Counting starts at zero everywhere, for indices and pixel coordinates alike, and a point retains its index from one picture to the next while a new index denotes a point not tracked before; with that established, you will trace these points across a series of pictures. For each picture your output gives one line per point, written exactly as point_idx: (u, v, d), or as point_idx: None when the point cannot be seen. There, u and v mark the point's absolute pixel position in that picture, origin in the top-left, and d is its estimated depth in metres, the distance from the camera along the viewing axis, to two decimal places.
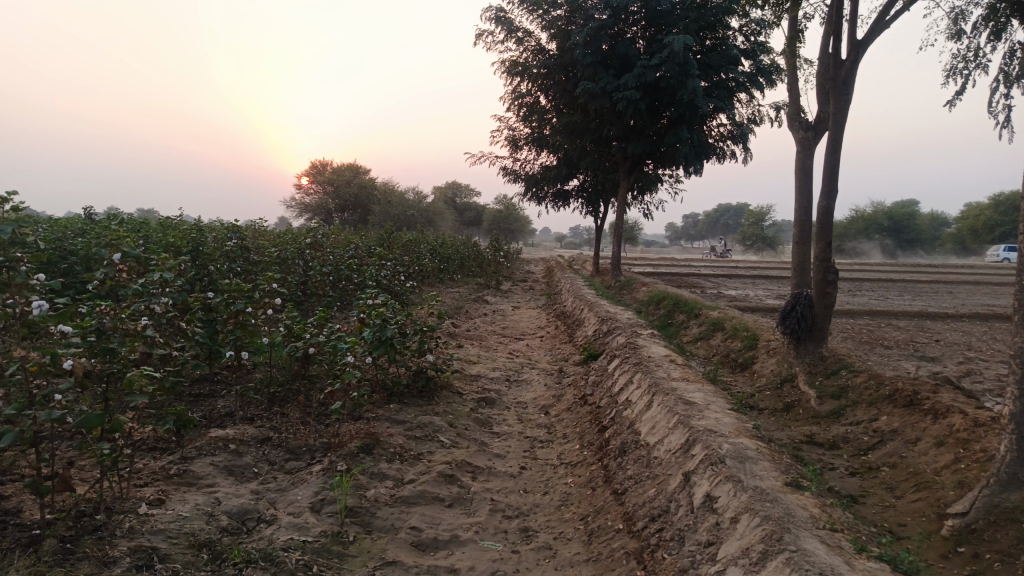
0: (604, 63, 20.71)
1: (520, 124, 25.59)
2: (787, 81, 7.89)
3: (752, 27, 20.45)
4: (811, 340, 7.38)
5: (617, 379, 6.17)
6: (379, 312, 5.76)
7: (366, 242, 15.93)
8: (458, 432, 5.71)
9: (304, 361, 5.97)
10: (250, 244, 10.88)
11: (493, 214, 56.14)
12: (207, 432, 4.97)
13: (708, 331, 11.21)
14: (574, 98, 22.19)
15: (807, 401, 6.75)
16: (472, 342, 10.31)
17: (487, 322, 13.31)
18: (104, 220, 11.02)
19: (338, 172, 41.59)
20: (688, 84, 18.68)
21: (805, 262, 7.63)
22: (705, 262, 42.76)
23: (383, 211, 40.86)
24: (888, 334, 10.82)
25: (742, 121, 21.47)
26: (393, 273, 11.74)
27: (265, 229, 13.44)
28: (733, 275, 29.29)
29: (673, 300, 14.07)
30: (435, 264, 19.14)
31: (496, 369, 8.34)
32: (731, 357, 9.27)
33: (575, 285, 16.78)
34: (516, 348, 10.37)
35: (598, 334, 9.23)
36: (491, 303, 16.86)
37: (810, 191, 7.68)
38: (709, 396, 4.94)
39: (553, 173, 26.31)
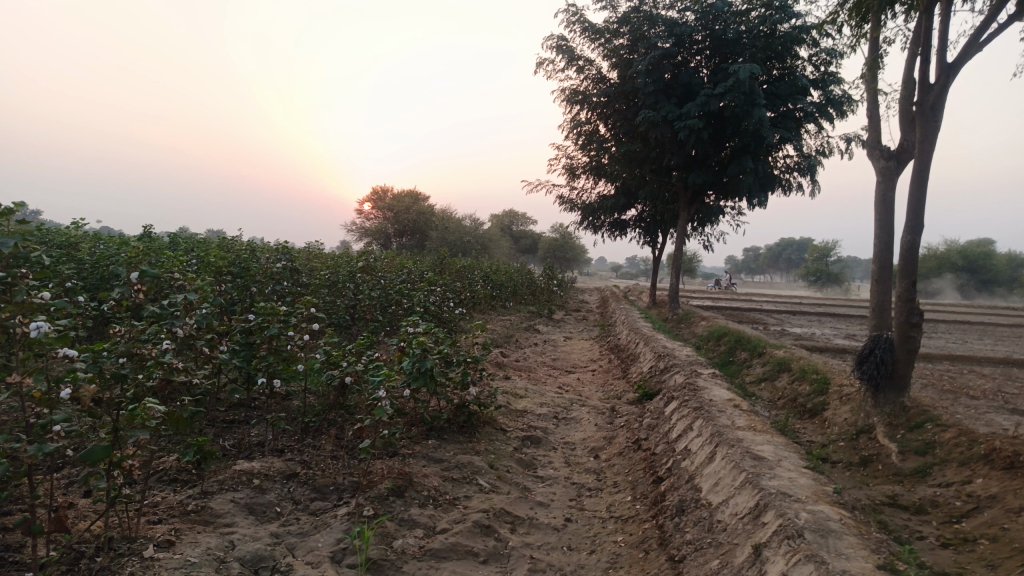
0: (666, 91, 20.29)
1: (578, 152, 25.30)
2: (866, 106, 7.33)
3: (822, 56, 19.75)
4: (891, 387, 6.71)
5: (675, 424, 5.65)
6: (421, 342, 5.42)
7: (419, 267, 15.77)
8: (499, 474, 5.28)
9: (340, 390, 5.66)
10: (300, 267, 10.77)
11: (549, 243, 55.87)
12: (232, 464, 4.68)
13: (773, 372, 10.53)
14: (634, 127, 21.79)
15: (887, 457, 6.08)
16: (521, 374, 9.88)
17: (537, 353, 12.90)
18: (161, 239, 11.11)
19: (397, 198, 42.03)
20: (754, 113, 18.07)
21: (885, 302, 7.00)
22: (767, 297, 41.37)
23: (440, 237, 41.02)
24: (974, 382, 9.93)
25: (810, 152, 20.68)
26: (444, 300, 11.46)
27: (319, 251, 13.40)
28: (797, 312, 28.13)
29: (734, 336, 13.39)
30: (487, 291, 18.88)
31: (544, 405, 7.90)
32: (799, 401, 8.61)
33: (630, 318, 16.24)
34: (566, 382, 9.91)
35: (655, 371, 8.71)
36: (544, 333, 16.44)
37: (892, 225, 7.07)
38: (780, 450, 4.40)
39: (611, 202, 25.87)
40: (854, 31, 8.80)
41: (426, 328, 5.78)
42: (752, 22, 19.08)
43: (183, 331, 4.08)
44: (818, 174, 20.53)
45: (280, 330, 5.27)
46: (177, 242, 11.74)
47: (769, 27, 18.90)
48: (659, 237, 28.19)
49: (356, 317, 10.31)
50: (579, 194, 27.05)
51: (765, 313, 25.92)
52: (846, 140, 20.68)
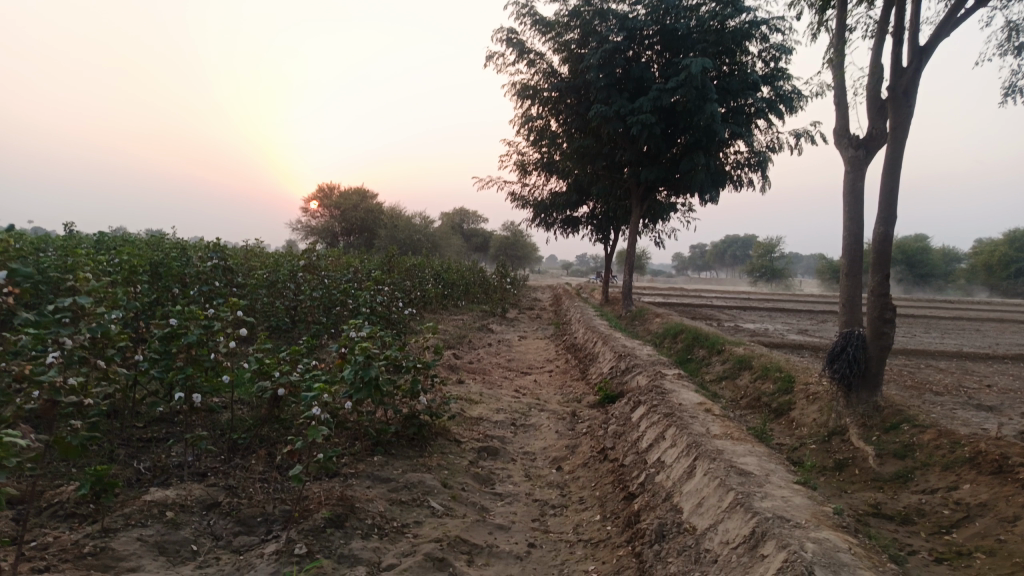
0: (618, 86, 20.00)
1: (530, 148, 24.86)
2: (834, 92, 7.04)
3: (772, 52, 19.72)
4: (864, 387, 6.40)
5: (645, 432, 5.19)
6: (364, 348, 4.84)
7: (367, 265, 15.11)
8: (454, 494, 4.73)
9: (273, 403, 5.04)
10: (235, 266, 10.02)
11: (500, 241, 55.40)
12: (142, 495, 4.04)
13: (734, 370, 10.24)
14: (586, 122, 21.46)
15: (864, 461, 5.75)
16: (474, 377, 9.34)
17: (491, 353, 12.41)
18: (80, 238, 10.21)
19: (345, 196, 40.98)
20: (706, 108, 17.90)
21: (856, 297, 6.70)
22: (716, 293, 41.72)
23: (389, 235, 40.15)
24: (935, 378, 9.81)
25: (761, 147, 20.66)
26: (392, 300, 10.85)
27: (257, 250, 12.61)
28: (748, 307, 28.29)
29: (691, 333, 13.13)
30: (439, 290, 18.31)
31: (499, 410, 7.38)
32: (764, 401, 8.31)
33: (585, 315, 15.90)
34: (523, 384, 9.41)
35: (616, 372, 8.28)
36: (497, 332, 15.94)
37: (862, 217, 6.78)
38: (765, 463, 3.98)
39: (563, 199, 25.53)
40: (817, 18, 8.52)
41: (371, 331, 5.21)
42: (703, 16, 18.91)
43: (72, 342, 3.40)
44: (769, 170, 20.52)
45: (200, 336, 4.64)
46: (99, 242, 10.84)
47: (719, 21, 18.75)
48: (611, 234, 27.98)
49: (297, 320, 9.65)
50: (531, 191, 26.63)
51: (716, 309, 25.96)
52: (796, 135, 20.73)
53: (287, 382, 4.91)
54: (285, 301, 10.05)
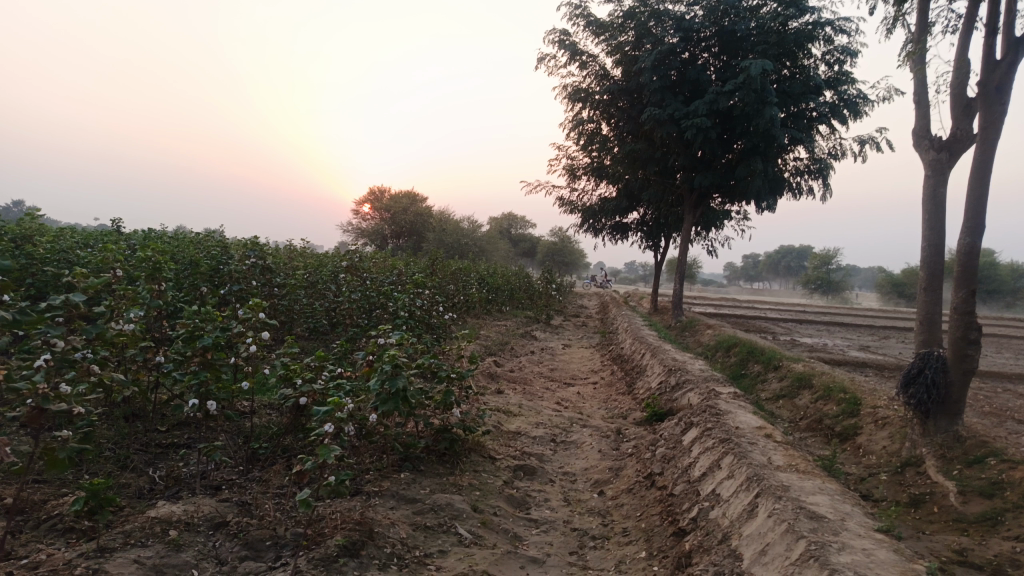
0: (672, 89, 19.40)
1: (580, 152, 24.38)
2: (914, 88, 6.44)
3: (836, 54, 18.85)
4: (943, 414, 5.76)
5: (698, 458, 4.70)
6: (391, 355, 4.47)
7: (411, 268, 14.89)
8: (484, 519, 4.33)
9: (296, 412, 4.72)
10: (277, 266, 9.83)
11: (547, 246, 54.98)
12: (147, 510, 3.75)
13: (792, 389, 9.60)
14: (638, 126, 20.90)
15: (944, 498, 5.13)
16: (515, 388, 8.94)
17: (534, 362, 12.01)
18: (125, 235, 10.19)
19: (395, 199, 41.17)
20: (765, 112, 17.17)
21: (935, 314, 6.07)
22: (769, 305, 40.44)
23: (437, 238, 40.16)
24: (1016, 404, 9.00)
25: (822, 154, 19.78)
26: (433, 305, 10.53)
27: (301, 250, 12.49)
28: (804, 321, 27.19)
29: (746, 347, 12.49)
30: (483, 295, 18.01)
31: (539, 425, 6.95)
32: (826, 425, 7.70)
33: (633, 325, 15.38)
34: (565, 396, 8.95)
35: (665, 388, 7.77)
36: (541, 340, 15.52)
37: (943, 226, 6.16)
38: (838, 504, 3.47)
39: (613, 205, 24.97)
40: (893, 11, 7.89)
41: (402, 334, 4.84)
42: (763, 17, 18.11)
43: (63, 344, 3.16)
44: (830, 177, 19.63)
45: (216, 339, 4.34)
46: (145, 238, 10.82)
47: (781, 24, 17.89)
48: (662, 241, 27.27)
49: (335, 323, 9.39)
50: (580, 196, 26.14)
51: (770, 321, 25.04)
52: (860, 141, 19.78)
53: (310, 390, 4.58)
54: (324, 304, 9.82)
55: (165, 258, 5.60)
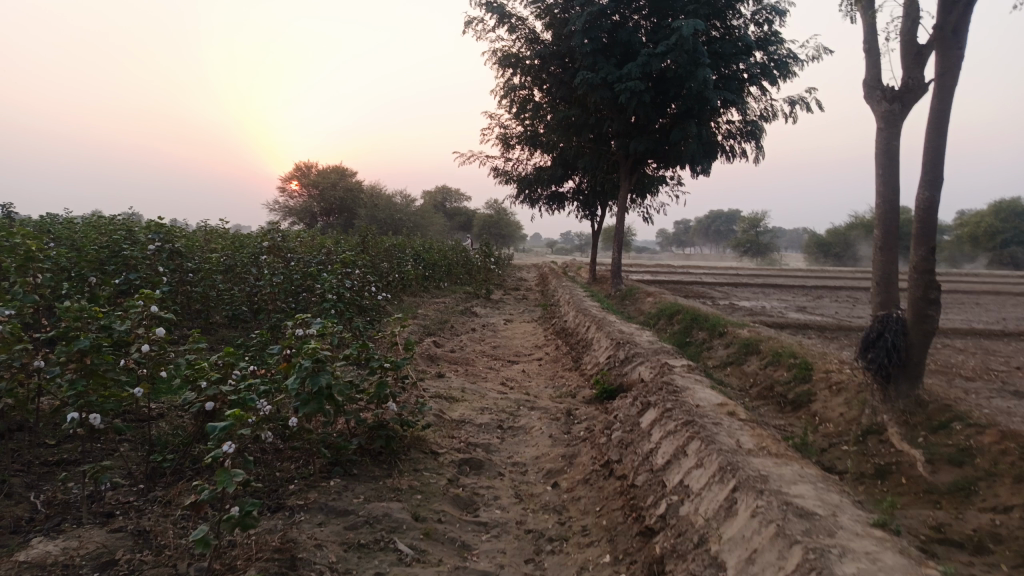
0: (605, 53, 18.95)
1: (513, 121, 23.77)
2: (864, 37, 6.13)
3: (765, 15, 18.75)
4: (904, 378, 5.55)
5: (659, 444, 4.29)
6: (311, 348, 3.88)
7: (341, 246, 14.13)
8: (429, 528, 3.84)
9: (202, 418, 4.07)
10: (188, 250, 8.99)
11: (483, 219, 54.33)
12: (15, 552, 3.08)
13: (740, 355, 9.40)
14: (571, 92, 20.40)
15: (912, 468, 4.90)
16: (456, 370, 8.42)
17: (475, 340, 11.53)
18: (11, 223, 9.11)
19: (323, 174, 39.71)
20: (698, 74, 16.93)
21: (891, 275, 5.83)
22: (704, 270, 40.99)
23: (369, 214, 39.02)
24: (957, 360, 9.02)
25: (754, 117, 19.76)
26: (364, 285, 9.87)
27: (218, 231, 11.56)
28: (739, 284, 27.53)
29: (688, 313, 12.33)
30: (418, 271, 17.36)
31: (484, 410, 6.46)
32: (778, 393, 7.50)
33: (573, 296, 15.04)
34: (509, 376, 8.50)
35: (614, 363, 7.39)
36: (481, 315, 15.02)
37: (898, 183, 5.88)
38: (825, 496, 3.12)
39: (548, 174, 24.51)
40: None
41: (323, 323, 4.24)
42: None
43: None
44: (763, 140, 19.64)
45: (95, 340, 3.64)
46: (37, 225, 9.76)
47: None
48: (598, 210, 27.03)
49: (256, 309, 8.64)
50: (514, 166, 25.57)
51: (707, 286, 25.22)
52: (790, 103, 19.82)
53: (217, 393, 3.94)
54: (243, 289, 9.05)
55: (39, 245, 4.81)
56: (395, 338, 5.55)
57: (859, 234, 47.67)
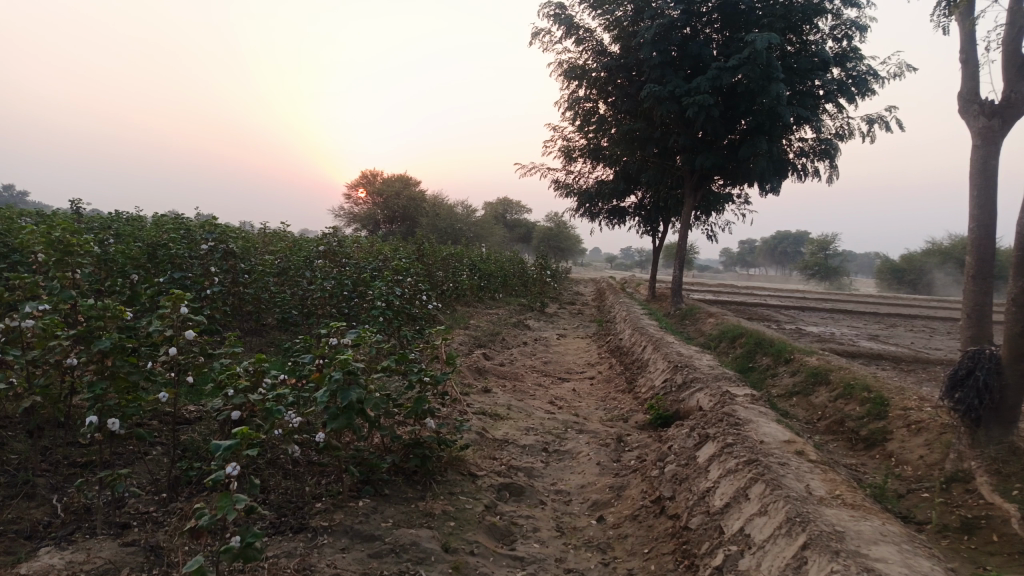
0: (673, 65, 18.50)
1: (576, 133, 23.47)
2: (961, 46, 5.60)
3: (845, 29, 17.96)
4: (996, 423, 4.95)
5: (718, 482, 3.89)
6: (342, 358, 3.63)
7: (398, 253, 14.06)
8: (458, 560, 3.54)
9: (228, 427, 3.89)
10: (244, 251, 9.00)
11: (543, 232, 54.08)
12: (20, 563, 2.92)
13: (807, 385, 8.82)
14: (636, 105, 19.99)
15: (1005, 525, 4.33)
16: (503, 385, 8.13)
17: (527, 354, 11.24)
18: (77, 218, 9.28)
19: (388, 183, 40.20)
20: (770, 89, 16.31)
21: (985, 307, 5.26)
22: (769, 292, 39.69)
23: (430, 224, 39.26)
24: None
25: (829, 134, 18.93)
26: (415, 294, 9.70)
27: (276, 234, 11.60)
28: (806, 308, 26.44)
29: (751, 337, 11.74)
30: (474, 282, 17.17)
31: (530, 431, 6.14)
32: (850, 429, 6.93)
33: (631, 313, 14.59)
34: (558, 394, 8.15)
35: (671, 388, 6.96)
36: (535, 329, 14.72)
37: (995, 205, 5.31)
38: (913, 562, 2.68)
39: (610, 188, 24.10)
40: None
41: (360, 332, 4.00)
42: None
43: None
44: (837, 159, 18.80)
45: (117, 341, 3.52)
46: (104, 222, 9.96)
47: None
48: (660, 226, 26.43)
49: (305, 313, 8.54)
50: (576, 179, 25.24)
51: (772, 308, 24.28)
52: (868, 121, 18.94)
53: (244, 401, 3.74)
54: (295, 293, 9.00)
55: (83, 240, 4.75)
56: (438, 350, 5.27)
57: (936, 262, 45.46)
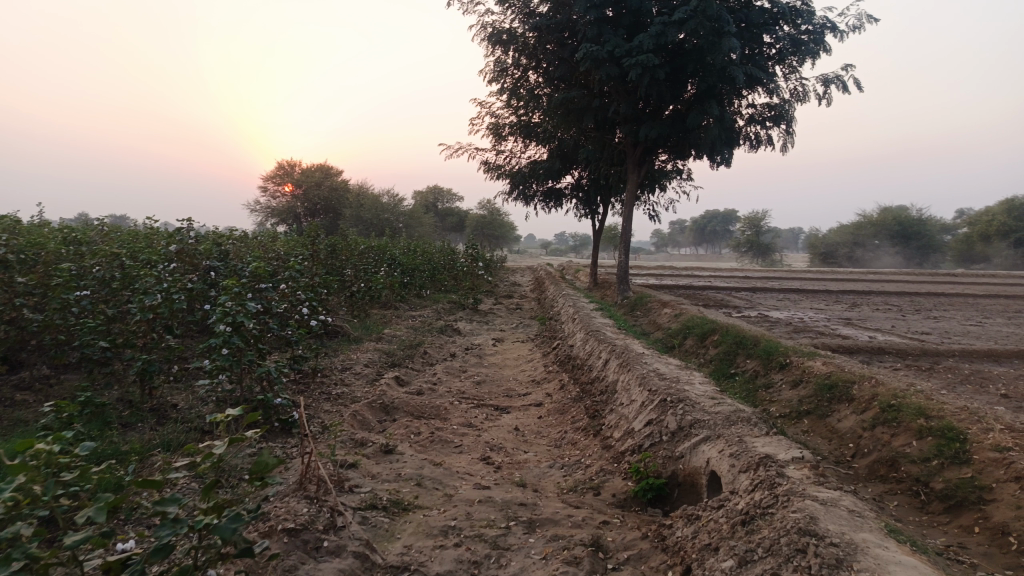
0: (610, 24, 16.22)
1: (505, 107, 21.05)
2: None
3: None
4: None
5: None
6: None
7: (292, 248, 11.36)
8: None
9: None
10: (36, 257, 6.27)
11: (476, 220, 51.52)
12: None
13: (820, 404, 6.73)
14: (570, 71, 17.70)
15: None
16: (413, 436, 5.66)
17: (453, 371, 8.83)
18: None
19: (306, 172, 36.87)
20: (722, 44, 14.18)
21: None
22: (710, 272, 38.17)
23: (355, 215, 36.22)
24: None
25: (783, 98, 17.07)
26: (293, 305, 7.12)
27: (117, 234, 8.79)
28: (757, 289, 24.78)
29: (726, 335, 9.65)
30: (394, 279, 14.61)
31: (448, 537, 3.74)
32: (916, 482, 4.81)
33: (577, 309, 12.37)
34: (494, 440, 5.75)
35: (660, 440, 4.66)
36: (466, 334, 12.28)
37: None
38: None
39: (544, 168, 21.80)
40: None
41: None
42: None
43: None
44: (793, 124, 16.99)
45: None
46: None
47: None
48: (600, 208, 24.31)
49: (121, 343, 5.90)
50: (506, 159, 22.83)
51: (725, 291, 22.48)
52: (823, 83, 17.20)
53: None
54: (118, 313, 6.35)
55: None
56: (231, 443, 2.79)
57: (869, 233, 45.00)
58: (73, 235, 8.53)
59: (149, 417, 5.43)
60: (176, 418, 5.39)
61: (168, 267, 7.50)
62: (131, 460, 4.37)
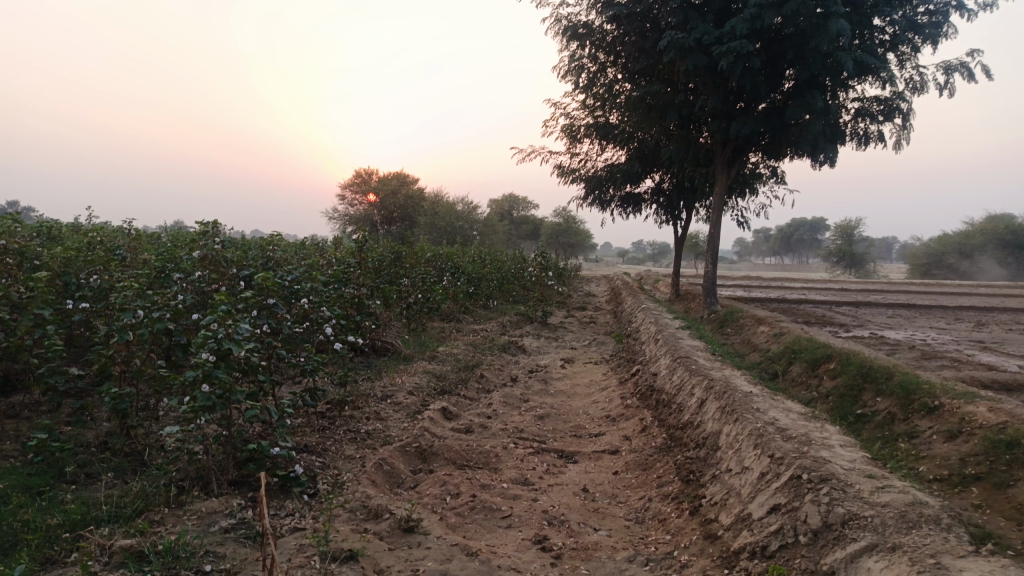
0: (697, 10, 14.56)
1: (581, 106, 19.64)
2: None
3: None
4: None
5: None
6: None
7: (341, 254, 10.26)
8: None
9: None
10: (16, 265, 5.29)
11: (551, 228, 50.09)
12: None
13: (994, 468, 5.01)
14: (652, 63, 16.12)
15: None
16: (449, 501, 4.33)
17: (514, 401, 7.48)
18: None
19: (382, 180, 36.35)
20: (828, 26, 12.33)
21: None
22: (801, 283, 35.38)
23: (429, 222, 35.44)
24: None
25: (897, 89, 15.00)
26: (318, 325, 5.93)
27: (141, 240, 7.85)
28: (860, 302, 22.31)
29: (845, 363, 7.92)
30: (459, 289, 13.40)
31: None
32: None
33: (660, 327, 10.80)
34: (555, 510, 4.35)
35: (795, 543, 3.17)
36: (533, 353, 10.89)
37: None
38: None
39: (622, 171, 20.23)
40: None
41: None
42: None
43: None
44: (909, 118, 14.90)
45: None
46: None
47: None
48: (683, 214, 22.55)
49: (98, 371, 4.80)
50: (582, 162, 21.41)
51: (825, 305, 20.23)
52: (944, 70, 15.03)
53: None
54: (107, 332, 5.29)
55: None
56: None
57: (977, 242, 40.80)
58: (98, 239, 7.66)
59: (121, 467, 4.30)
60: (148, 470, 4.23)
61: (181, 278, 6.45)
62: (53, 543, 3.21)
